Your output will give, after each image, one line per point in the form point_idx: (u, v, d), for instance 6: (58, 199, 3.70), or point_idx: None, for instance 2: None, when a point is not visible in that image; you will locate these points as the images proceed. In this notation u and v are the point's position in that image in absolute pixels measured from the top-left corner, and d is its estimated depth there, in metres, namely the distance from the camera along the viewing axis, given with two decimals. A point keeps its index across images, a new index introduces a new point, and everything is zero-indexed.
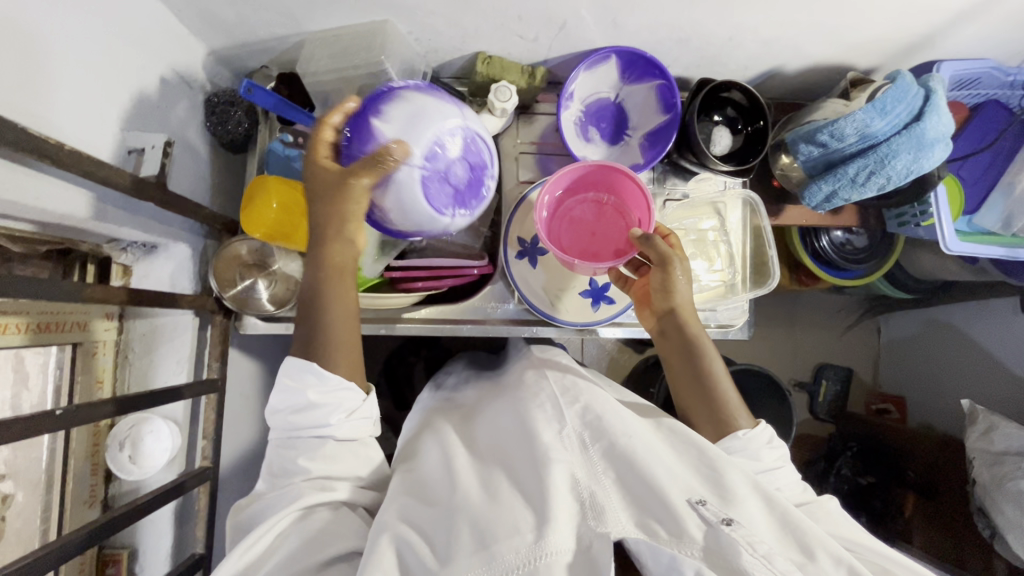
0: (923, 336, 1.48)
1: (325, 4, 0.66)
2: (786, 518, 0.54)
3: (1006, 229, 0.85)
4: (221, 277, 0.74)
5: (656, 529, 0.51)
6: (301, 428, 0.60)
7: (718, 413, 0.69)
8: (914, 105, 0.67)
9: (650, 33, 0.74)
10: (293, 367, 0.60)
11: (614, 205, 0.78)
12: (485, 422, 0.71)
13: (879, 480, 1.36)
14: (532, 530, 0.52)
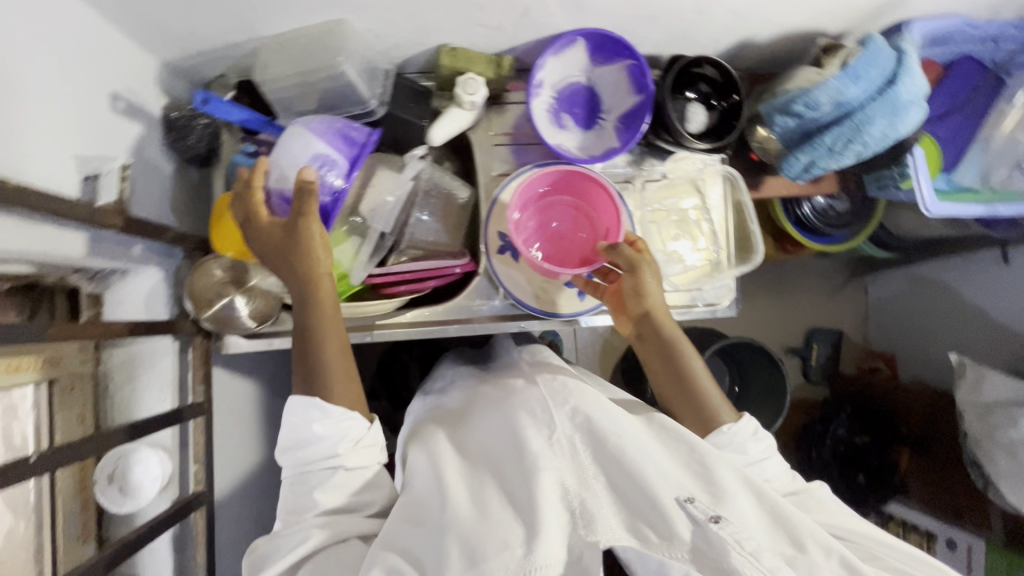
0: (909, 294, 1.48)
1: (275, 6, 0.63)
2: (776, 512, 0.55)
3: (986, 184, 0.87)
4: (197, 298, 0.72)
5: (647, 533, 0.53)
6: (311, 464, 0.60)
7: (702, 408, 0.69)
8: (887, 69, 0.66)
9: (616, 12, 0.72)
10: (297, 404, 0.60)
11: (585, 214, 0.81)
12: (472, 426, 0.69)
13: (874, 439, 1.40)
14: (522, 545, 0.53)
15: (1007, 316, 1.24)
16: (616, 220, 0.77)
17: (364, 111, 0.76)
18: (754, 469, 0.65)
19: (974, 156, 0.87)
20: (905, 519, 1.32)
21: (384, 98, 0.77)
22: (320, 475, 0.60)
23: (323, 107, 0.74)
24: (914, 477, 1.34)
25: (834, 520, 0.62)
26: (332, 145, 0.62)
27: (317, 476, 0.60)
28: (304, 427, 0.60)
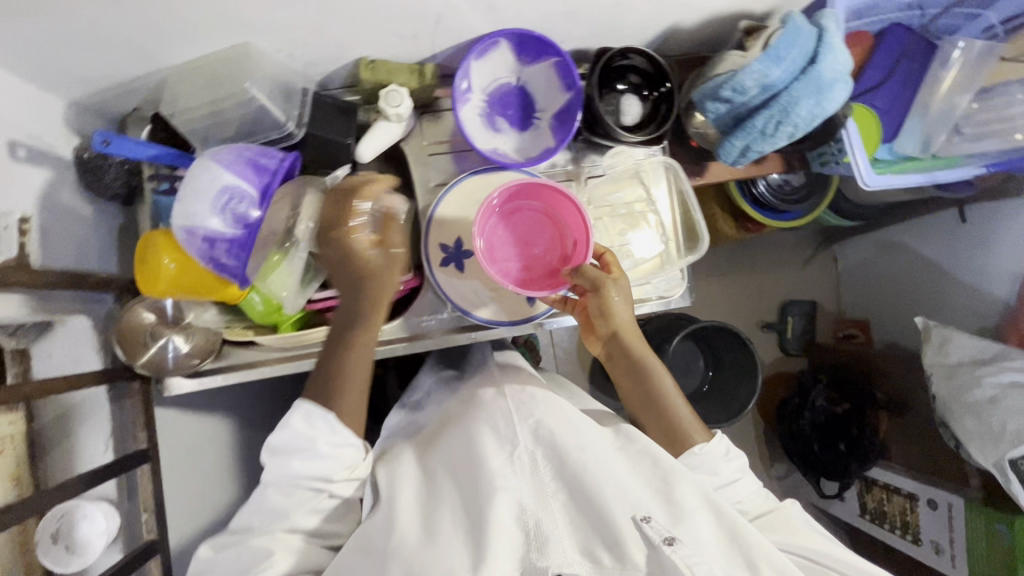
0: (876, 260, 1.47)
1: (172, 36, 0.61)
2: (733, 531, 0.56)
3: (926, 151, 0.86)
4: (129, 344, 0.70)
5: (602, 557, 0.54)
6: (300, 478, 0.60)
7: (673, 429, 0.70)
8: (808, 48, 0.65)
9: (533, 11, 0.70)
10: (319, 421, 0.59)
11: (553, 225, 0.77)
12: (438, 441, 0.67)
13: (854, 405, 1.36)
14: (469, 571, 0.53)
15: (969, 274, 1.23)
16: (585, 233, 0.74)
17: (282, 135, 0.73)
18: (724, 492, 0.67)
19: (912, 125, 0.87)
20: (887, 482, 1.31)
21: (302, 119, 0.74)
22: (302, 497, 0.60)
23: (243, 133, 0.72)
24: (894, 441, 1.33)
25: (799, 540, 0.63)
26: (239, 175, 0.59)
27: (298, 496, 0.60)
28: (305, 439, 0.59)
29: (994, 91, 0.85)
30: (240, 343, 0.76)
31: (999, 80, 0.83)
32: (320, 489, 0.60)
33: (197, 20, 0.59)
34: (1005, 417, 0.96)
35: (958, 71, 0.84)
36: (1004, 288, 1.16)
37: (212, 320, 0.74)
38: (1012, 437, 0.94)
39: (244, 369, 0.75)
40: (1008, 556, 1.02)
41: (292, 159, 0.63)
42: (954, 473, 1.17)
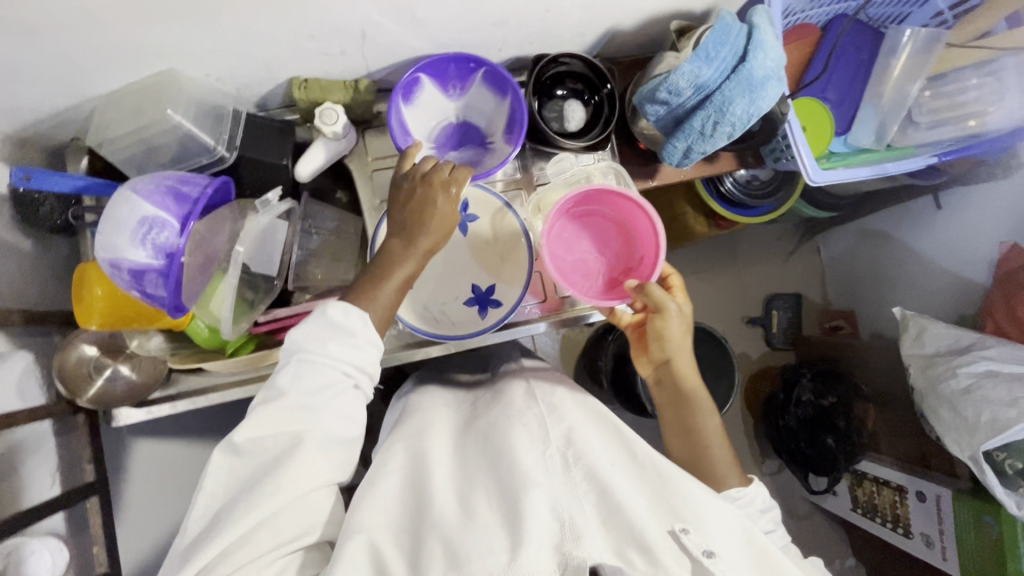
0: (857, 251, 1.43)
1: (92, 67, 0.60)
2: (763, 551, 0.57)
3: (880, 142, 0.85)
4: (71, 379, 0.70)
5: (634, 558, 0.53)
6: (335, 362, 0.56)
7: (711, 471, 0.73)
8: (738, 46, 0.64)
9: (462, 22, 0.69)
10: (355, 314, 0.58)
11: (622, 236, 0.73)
12: (472, 433, 0.71)
13: (839, 399, 1.31)
14: (506, 555, 0.52)
15: (943, 258, 1.21)
16: (655, 248, 0.70)
17: (213, 159, 0.72)
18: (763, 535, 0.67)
19: (866, 115, 0.85)
20: (876, 474, 1.22)
21: (234, 141, 0.73)
22: (334, 382, 0.56)
23: (176, 161, 0.72)
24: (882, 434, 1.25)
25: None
26: (160, 206, 0.60)
27: (330, 381, 0.56)
28: (340, 328, 0.57)
29: (947, 77, 0.83)
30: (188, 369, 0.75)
31: (946, 68, 0.81)
32: (350, 374, 0.57)
33: (114, 51, 0.58)
34: (978, 406, 0.94)
35: (907, 58, 0.82)
36: (985, 275, 1.11)
37: (156, 348, 0.72)
38: (986, 428, 0.91)
39: (190, 397, 0.74)
40: (997, 548, 0.94)
41: (217, 185, 0.63)
42: (941, 460, 1.09)
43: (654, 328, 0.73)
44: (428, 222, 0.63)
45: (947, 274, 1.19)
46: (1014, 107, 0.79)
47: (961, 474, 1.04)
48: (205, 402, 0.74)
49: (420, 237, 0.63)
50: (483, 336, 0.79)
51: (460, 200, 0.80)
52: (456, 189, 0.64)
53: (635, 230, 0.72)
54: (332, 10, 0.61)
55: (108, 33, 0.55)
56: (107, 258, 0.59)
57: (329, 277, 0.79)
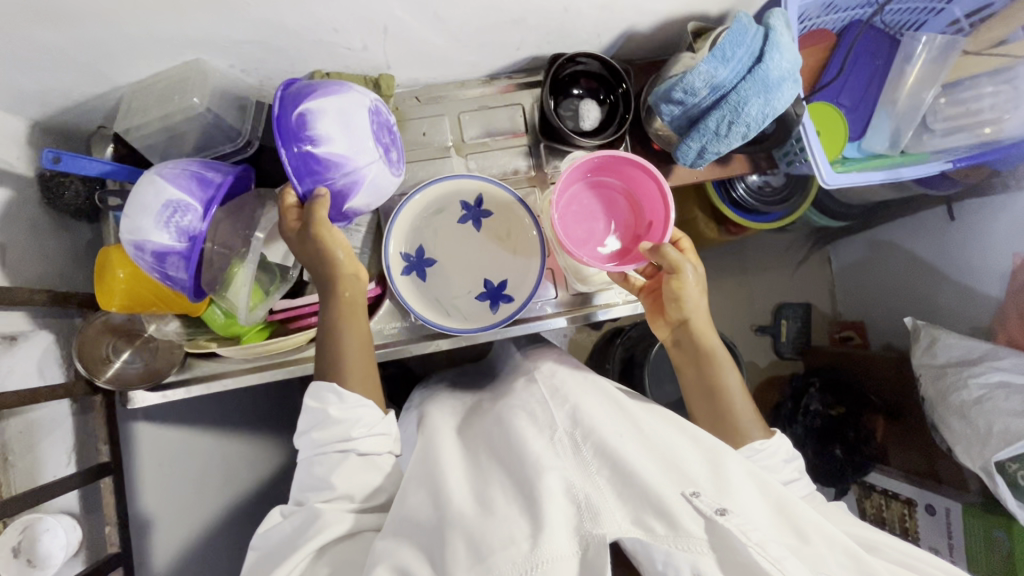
0: (870, 260, 1.40)
1: (125, 56, 0.62)
2: (780, 504, 0.57)
3: (896, 147, 0.86)
4: (90, 360, 0.72)
5: (654, 524, 0.52)
6: (325, 444, 0.64)
7: (733, 427, 0.72)
8: (754, 47, 0.65)
9: (482, 20, 0.71)
10: (323, 389, 0.65)
11: (631, 204, 0.77)
12: (481, 430, 0.72)
13: (849, 409, 1.26)
14: (527, 540, 0.53)
15: (953, 268, 1.20)
16: (662, 211, 0.72)
17: (236, 147, 0.74)
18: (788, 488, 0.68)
19: (881, 121, 0.86)
20: (885, 487, 1.18)
21: (256, 132, 0.75)
22: (331, 460, 0.64)
23: (200, 150, 0.73)
24: (892, 445, 1.22)
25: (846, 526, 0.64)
26: (184, 189, 0.61)
27: (327, 460, 0.64)
28: (319, 409, 0.65)
29: (962, 85, 0.83)
30: (203, 354, 0.76)
31: (961, 75, 0.82)
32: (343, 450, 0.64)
33: (147, 40, 0.60)
34: (991, 418, 0.93)
35: (923, 65, 0.83)
36: (998, 287, 1.10)
37: (173, 333, 0.73)
38: (999, 439, 0.91)
39: (205, 383, 0.75)
40: (1008, 563, 0.96)
41: (237, 174, 0.65)
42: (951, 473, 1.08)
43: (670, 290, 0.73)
44: (312, 263, 0.66)
45: (959, 283, 1.18)
46: None
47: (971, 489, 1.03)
48: (222, 386, 0.75)
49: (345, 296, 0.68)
50: (493, 331, 0.79)
51: (475, 196, 0.81)
52: (290, 220, 0.65)
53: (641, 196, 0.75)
54: (358, 5, 0.63)
55: (143, 22, 0.57)
56: (133, 241, 0.60)
57: None
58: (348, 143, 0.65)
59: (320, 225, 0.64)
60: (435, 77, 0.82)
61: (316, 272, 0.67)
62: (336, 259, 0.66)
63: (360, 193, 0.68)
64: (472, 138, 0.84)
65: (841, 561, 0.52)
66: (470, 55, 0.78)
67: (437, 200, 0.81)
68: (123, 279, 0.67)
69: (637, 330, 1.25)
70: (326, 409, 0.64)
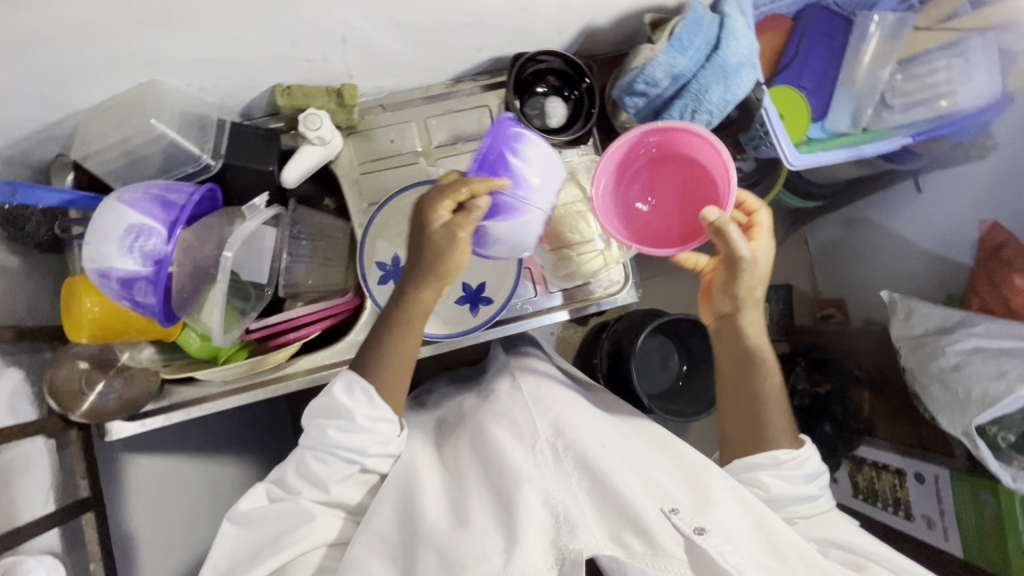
0: (846, 237, 1.41)
1: (77, 80, 0.61)
2: (759, 520, 0.59)
3: (857, 126, 0.87)
4: (63, 396, 0.69)
5: (631, 542, 0.55)
6: (339, 447, 0.64)
7: (763, 429, 0.73)
8: (711, 35, 0.65)
9: (442, 24, 0.70)
10: (355, 393, 0.63)
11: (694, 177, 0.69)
12: (457, 442, 0.72)
13: (834, 386, 1.29)
14: (502, 555, 0.55)
15: (926, 239, 1.21)
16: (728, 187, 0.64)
17: (199, 167, 0.73)
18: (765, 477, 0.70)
19: (841, 100, 0.87)
20: (874, 459, 1.21)
21: (219, 150, 0.74)
22: (339, 464, 0.65)
23: (163, 171, 0.73)
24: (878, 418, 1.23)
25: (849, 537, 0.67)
26: (145, 213, 0.60)
27: (336, 462, 0.65)
28: (345, 411, 0.64)
29: (917, 60, 0.85)
30: (181, 380, 0.75)
31: (915, 51, 0.84)
32: (353, 462, 0.65)
33: (99, 62, 0.59)
34: (970, 383, 0.95)
35: (876, 43, 0.85)
36: (970, 256, 1.11)
37: (148, 360, 0.73)
38: (978, 404, 0.92)
39: (185, 408, 0.75)
40: (998, 523, 0.95)
41: (202, 192, 0.63)
42: (937, 442, 1.08)
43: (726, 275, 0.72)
44: (423, 255, 0.63)
45: (933, 255, 1.19)
46: (983, 86, 0.81)
47: (956, 454, 1.04)
48: (202, 412, 0.75)
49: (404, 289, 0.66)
50: (475, 334, 0.80)
51: None
52: (439, 208, 0.61)
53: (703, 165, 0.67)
54: (311, 14, 0.62)
55: (92, 44, 0.56)
56: (97, 269, 0.59)
57: (320, 280, 0.81)
58: (545, 182, 0.66)
59: (463, 220, 0.61)
60: (399, 84, 0.82)
61: (425, 268, 0.63)
62: (449, 258, 0.62)
63: (512, 220, 0.65)
64: (442, 144, 0.84)
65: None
66: (433, 60, 0.77)
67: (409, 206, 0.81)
68: (92, 312, 0.65)
69: (623, 323, 1.22)
70: (354, 415, 0.63)
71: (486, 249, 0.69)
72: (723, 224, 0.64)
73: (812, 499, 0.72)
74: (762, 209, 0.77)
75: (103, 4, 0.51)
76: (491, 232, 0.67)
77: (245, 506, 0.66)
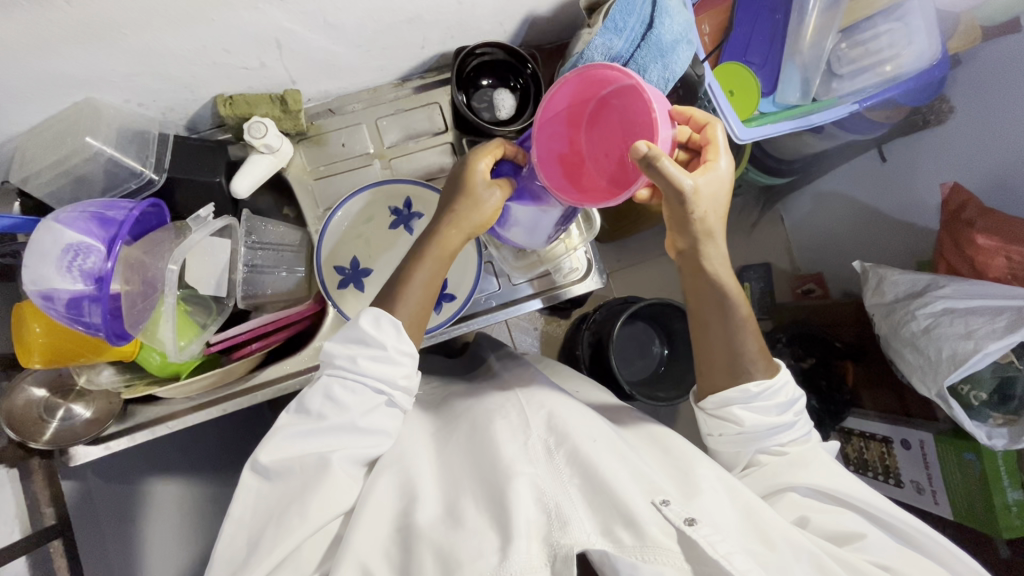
0: (817, 211, 1.36)
1: (9, 104, 0.60)
2: (749, 510, 0.58)
3: (807, 96, 0.88)
4: (21, 425, 0.69)
5: (621, 535, 0.54)
6: (367, 377, 0.60)
7: (736, 365, 0.68)
8: (645, 14, 0.66)
9: (377, 23, 0.70)
10: (387, 323, 0.61)
11: (624, 125, 0.60)
12: (455, 434, 0.70)
13: (819, 359, 1.25)
14: (497, 553, 0.53)
15: (891, 206, 1.16)
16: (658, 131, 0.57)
17: (142, 182, 0.72)
18: (758, 440, 0.68)
19: (789, 73, 0.88)
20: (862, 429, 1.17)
21: (162, 164, 0.73)
22: (368, 397, 0.60)
23: (107, 191, 0.72)
24: (864, 388, 1.21)
25: (832, 482, 0.65)
26: (83, 231, 0.59)
27: (364, 394, 0.60)
28: (373, 341, 0.61)
29: (860, 27, 0.86)
30: (143, 400, 0.75)
31: (858, 17, 0.85)
32: (382, 391, 0.61)
33: (28, 85, 0.58)
34: (940, 344, 0.93)
35: (818, 16, 0.86)
36: (935, 219, 1.07)
37: (107, 381, 0.71)
38: (948, 364, 0.91)
39: (148, 428, 0.74)
40: (982, 484, 0.93)
41: (143, 207, 0.63)
42: (923, 406, 1.07)
43: (670, 211, 0.62)
44: (462, 203, 0.64)
45: (909, 225, 1.12)
46: (923, 48, 0.83)
47: (940, 417, 1.02)
48: (166, 430, 0.74)
49: (439, 228, 0.65)
50: (438, 332, 0.80)
51: (403, 200, 0.81)
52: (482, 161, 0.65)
53: (633, 113, 0.59)
54: (240, 21, 0.61)
55: (16, 67, 0.55)
56: (38, 292, 0.59)
57: (283, 289, 0.81)
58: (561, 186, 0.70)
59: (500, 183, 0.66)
60: (345, 86, 0.81)
61: (463, 213, 0.64)
62: (486, 211, 0.65)
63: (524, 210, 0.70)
64: (394, 143, 0.84)
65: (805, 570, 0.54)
66: (376, 60, 0.77)
67: (365, 209, 0.81)
68: (35, 335, 0.65)
69: (601, 313, 1.20)
70: (388, 345, 0.60)
71: (503, 232, 0.73)
72: (656, 158, 0.54)
73: (788, 427, 0.69)
74: (715, 123, 0.65)
75: (22, 24, 0.50)
76: (511, 214, 0.71)
77: (268, 458, 0.58)
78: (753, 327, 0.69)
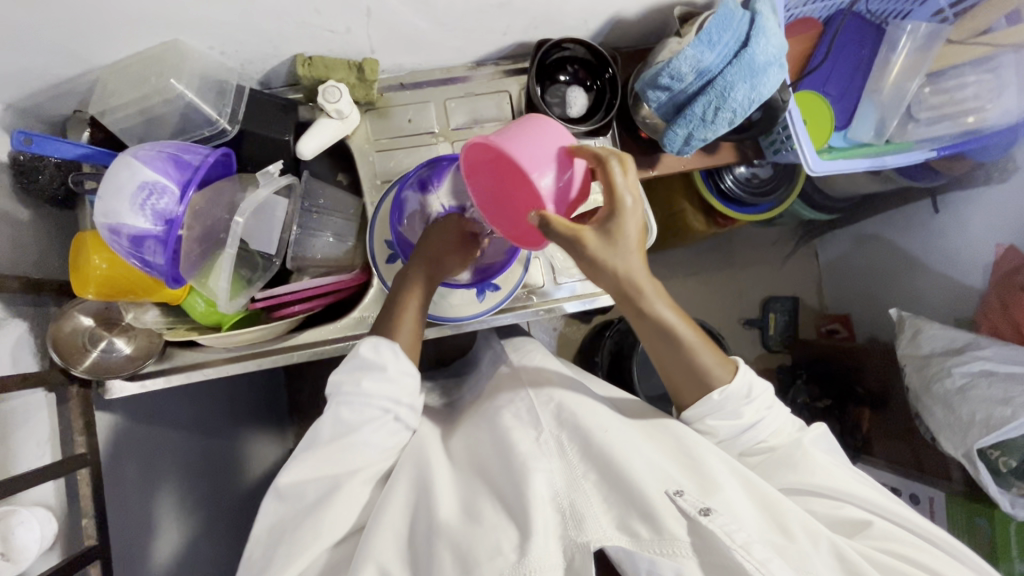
0: (854, 253, 1.33)
1: (101, 34, 0.60)
2: (766, 501, 0.57)
3: (881, 136, 0.88)
4: (68, 352, 0.69)
5: (638, 529, 0.53)
6: (372, 397, 0.61)
7: (697, 385, 0.64)
8: (741, 31, 0.66)
9: (465, 3, 0.69)
10: (386, 348, 0.62)
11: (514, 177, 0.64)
12: (466, 439, 0.70)
13: (835, 402, 1.23)
14: (515, 549, 0.53)
15: (932, 256, 1.15)
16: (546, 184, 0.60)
17: (214, 131, 0.73)
18: (743, 436, 0.65)
19: (866, 110, 0.88)
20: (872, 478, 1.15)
21: (236, 116, 0.73)
22: (372, 417, 0.61)
23: (178, 134, 0.72)
24: (878, 437, 1.17)
25: (844, 486, 0.63)
26: (161, 171, 0.61)
27: (369, 414, 0.61)
28: (374, 363, 0.62)
29: (946, 74, 0.86)
30: (183, 344, 0.76)
31: (946, 64, 0.84)
32: (390, 409, 0.62)
33: (124, 19, 0.58)
34: (973, 406, 0.91)
35: (906, 56, 0.85)
36: (981, 276, 1.05)
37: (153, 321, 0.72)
38: (981, 427, 0.89)
39: (185, 371, 0.75)
40: (989, 549, 0.93)
41: (215, 155, 0.64)
42: (935, 465, 1.04)
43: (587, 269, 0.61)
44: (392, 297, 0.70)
45: (951, 278, 1.10)
46: (1011, 105, 0.83)
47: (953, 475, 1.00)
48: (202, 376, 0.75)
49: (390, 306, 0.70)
50: (479, 319, 0.80)
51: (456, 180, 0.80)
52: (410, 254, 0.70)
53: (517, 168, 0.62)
54: None
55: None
56: (108, 225, 0.59)
57: (330, 255, 0.81)
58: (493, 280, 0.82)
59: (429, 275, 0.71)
60: (419, 62, 0.81)
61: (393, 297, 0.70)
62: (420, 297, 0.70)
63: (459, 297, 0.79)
64: (459, 126, 0.83)
65: (824, 559, 0.54)
66: (454, 40, 0.77)
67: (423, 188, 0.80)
68: (92, 266, 0.66)
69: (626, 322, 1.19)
70: (387, 365, 0.62)
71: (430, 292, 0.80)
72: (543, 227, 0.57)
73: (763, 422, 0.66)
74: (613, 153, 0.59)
75: None
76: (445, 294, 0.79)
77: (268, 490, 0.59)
78: (706, 348, 0.64)
